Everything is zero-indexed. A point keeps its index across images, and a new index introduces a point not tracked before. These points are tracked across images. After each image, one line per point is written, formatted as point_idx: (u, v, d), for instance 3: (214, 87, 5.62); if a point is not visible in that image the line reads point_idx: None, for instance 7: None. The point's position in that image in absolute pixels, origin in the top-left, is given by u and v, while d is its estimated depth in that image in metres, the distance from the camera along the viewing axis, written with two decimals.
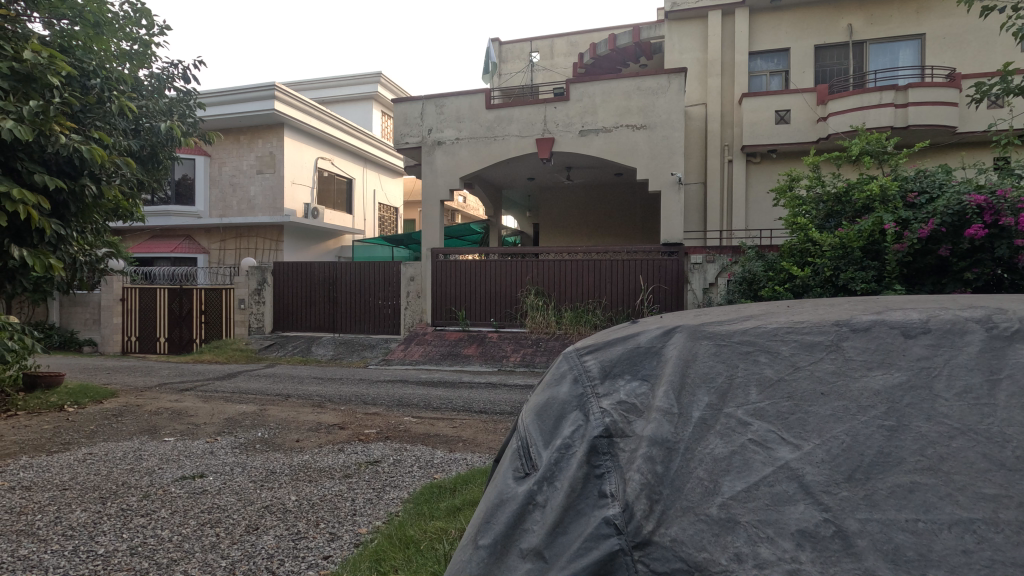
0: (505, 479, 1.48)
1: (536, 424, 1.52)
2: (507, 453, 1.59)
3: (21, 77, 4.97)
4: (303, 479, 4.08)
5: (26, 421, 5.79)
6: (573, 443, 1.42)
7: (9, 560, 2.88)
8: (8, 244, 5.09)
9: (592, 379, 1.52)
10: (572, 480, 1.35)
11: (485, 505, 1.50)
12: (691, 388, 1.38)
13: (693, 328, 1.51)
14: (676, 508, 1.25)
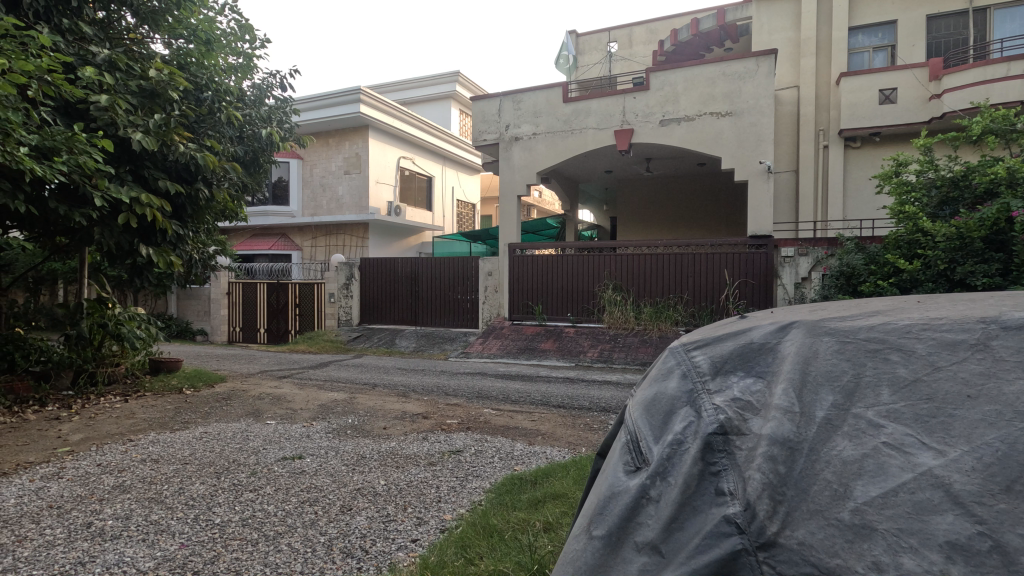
0: (615, 473, 1.47)
1: (645, 419, 1.50)
2: (614, 449, 1.58)
3: (147, 94, 5.52)
4: (391, 465, 4.27)
5: (152, 401, 6.50)
6: (685, 439, 1.39)
7: (143, 524, 3.25)
8: (136, 244, 5.73)
9: (702, 375, 1.50)
10: (687, 476, 1.33)
11: (596, 498, 1.50)
12: (813, 386, 1.33)
13: (811, 324, 1.46)
14: (802, 510, 1.19)
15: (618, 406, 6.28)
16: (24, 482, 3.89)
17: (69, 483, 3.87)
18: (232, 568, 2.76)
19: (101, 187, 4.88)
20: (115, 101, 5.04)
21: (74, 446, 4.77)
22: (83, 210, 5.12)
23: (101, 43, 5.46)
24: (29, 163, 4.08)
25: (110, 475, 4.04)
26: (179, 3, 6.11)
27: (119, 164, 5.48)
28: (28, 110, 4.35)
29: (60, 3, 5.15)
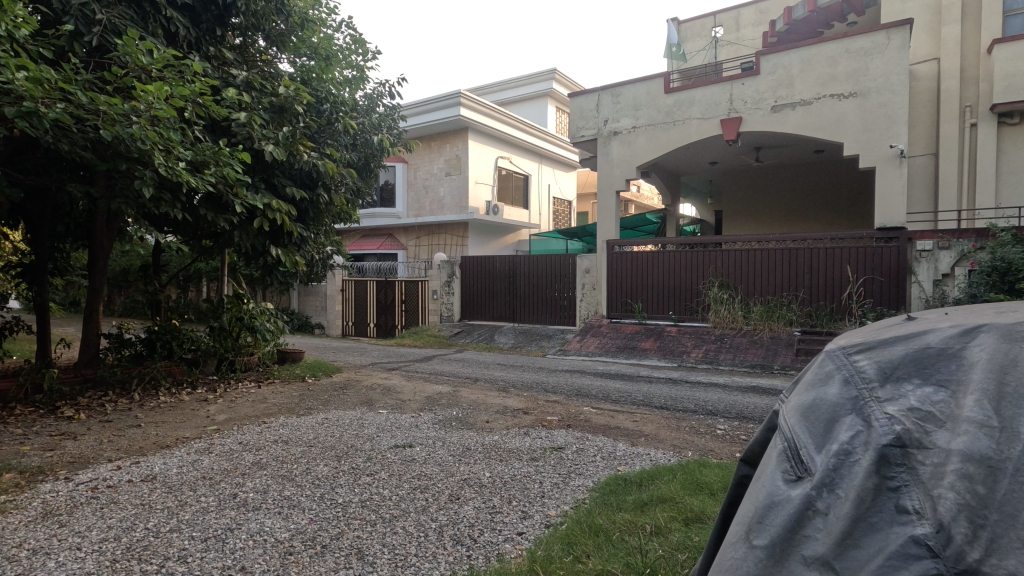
0: (772, 480, 1.36)
1: (803, 426, 1.39)
2: (765, 456, 1.47)
3: (277, 109, 6.09)
4: (495, 458, 4.39)
5: (281, 388, 7.18)
6: (854, 449, 1.27)
7: (279, 498, 3.61)
8: (268, 246, 6.38)
9: (869, 382, 1.36)
10: (861, 490, 1.21)
11: (749, 506, 1.38)
12: (1015, 401, 1.19)
13: (1006, 330, 1.30)
14: (1010, 538, 1.08)
15: (727, 410, 5.97)
16: (182, 454, 4.46)
17: (217, 458, 4.38)
18: (355, 545, 2.98)
19: (240, 196, 5.46)
20: (252, 118, 5.63)
21: (219, 424, 5.40)
22: (226, 216, 5.76)
23: (240, 66, 6.10)
24: (186, 175, 4.68)
25: (250, 453, 4.51)
26: (302, 24, 6.71)
27: (254, 174, 6.08)
28: (185, 129, 4.97)
29: (208, 34, 5.82)
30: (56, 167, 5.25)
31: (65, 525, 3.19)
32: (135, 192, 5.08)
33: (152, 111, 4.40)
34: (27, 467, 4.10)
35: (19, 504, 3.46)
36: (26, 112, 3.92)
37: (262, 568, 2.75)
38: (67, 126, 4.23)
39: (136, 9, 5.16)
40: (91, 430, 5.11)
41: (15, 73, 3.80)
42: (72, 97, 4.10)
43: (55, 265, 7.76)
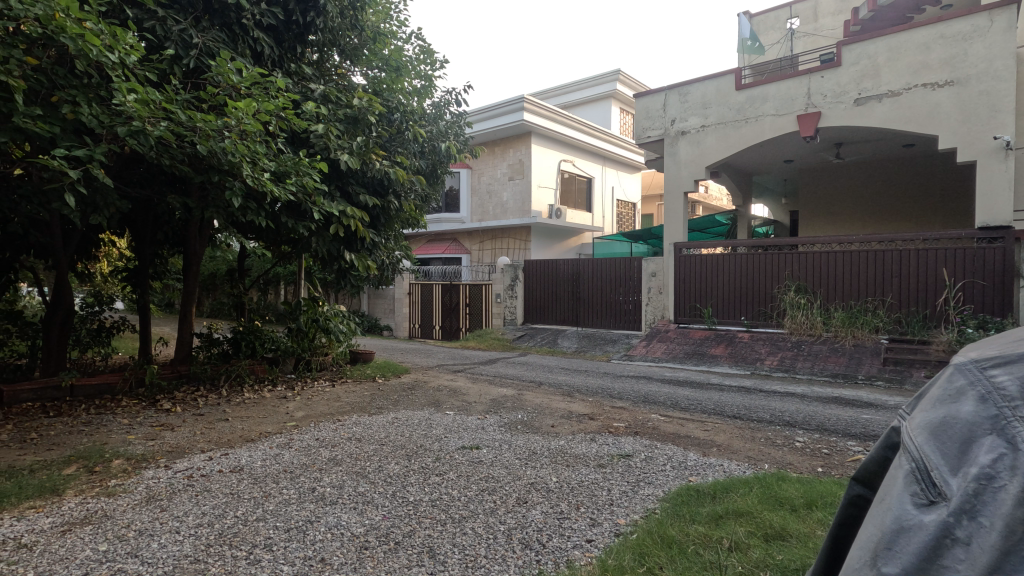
0: (898, 505, 1.11)
1: (933, 445, 1.12)
2: (887, 479, 1.21)
3: (351, 120, 6.36)
4: (562, 463, 4.36)
5: (353, 387, 7.47)
6: (999, 473, 0.99)
7: (354, 493, 3.75)
8: (342, 251, 6.71)
9: (1014, 395, 1.06)
10: (1011, 520, 0.94)
11: (870, 535, 1.14)
12: None
13: None
14: None
15: (806, 422, 5.64)
16: (266, 448, 4.74)
17: (297, 452, 4.62)
18: (427, 543, 3.04)
19: (318, 204, 5.74)
20: (329, 129, 5.92)
21: (298, 421, 5.70)
22: (305, 223, 6.06)
23: (317, 80, 6.42)
24: (270, 185, 4.98)
25: (326, 449, 4.72)
26: (373, 38, 6.99)
27: (330, 183, 6.39)
28: (269, 142, 5.28)
29: (289, 51, 6.16)
30: (157, 180, 5.73)
31: (166, 509, 3.46)
32: (225, 201, 5.46)
33: (242, 126, 4.72)
34: (133, 455, 4.49)
35: (127, 488, 3.79)
36: (136, 131, 4.31)
37: (340, 560, 2.86)
38: (169, 143, 4.60)
39: (228, 32, 5.56)
40: (186, 422, 5.53)
41: (126, 95, 4.19)
42: (173, 116, 4.45)
43: (157, 270, 8.48)
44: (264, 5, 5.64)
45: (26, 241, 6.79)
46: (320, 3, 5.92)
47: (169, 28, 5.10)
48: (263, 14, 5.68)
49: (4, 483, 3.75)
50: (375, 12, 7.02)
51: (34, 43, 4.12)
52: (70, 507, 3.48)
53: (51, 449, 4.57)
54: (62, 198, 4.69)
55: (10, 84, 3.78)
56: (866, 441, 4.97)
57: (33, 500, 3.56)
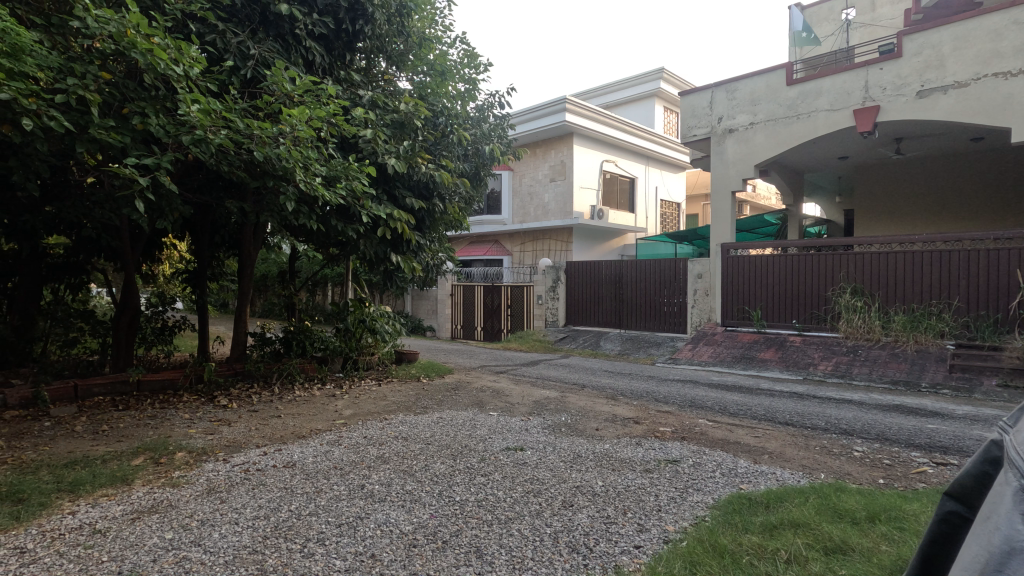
0: (1009, 523, 1.02)
1: None
2: (994, 498, 1.12)
3: (398, 124, 6.50)
4: (608, 467, 4.31)
5: (398, 387, 7.61)
6: None
7: (402, 491, 3.82)
8: (389, 253, 6.85)
9: None
10: None
11: (977, 557, 1.06)
12: None
13: None
14: None
15: (864, 430, 5.39)
16: (317, 445, 4.88)
17: (346, 449, 4.74)
18: (474, 543, 3.07)
19: (366, 207, 5.89)
20: (377, 134, 6.07)
21: (347, 419, 5.84)
22: (354, 226, 6.23)
23: (365, 86, 6.58)
24: (322, 190, 5.13)
25: (374, 447, 4.82)
26: (419, 43, 7.10)
27: (379, 187, 6.55)
28: (321, 147, 5.45)
29: (338, 59, 6.33)
30: (216, 186, 6.00)
31: (225, 501, 3.61)
32: (279, 206, 5.67)
33: (295, 133, 4.90)
34: (194, 448, 4.70)
35: (190, 479, 3.98)
36: (198, 139, 4.54)
37: (390, 557, 2.91)
38: (227, 150, 4.81)
39: (282, 42, 5.77)
40: (241, 418, 5.75)
41: (190, 105, 4.41)
42: (232, 124, 4.66)
43: (214, 272, 8.87)
44: (315, 15, 5.82)
45: (98, 244, 7.23)
46: (368, 11, 6.06)
47: (228, 40, 5.34)
48: (315, 24, 5.87)
49: (80, 471, 4.01)
50: (421, 18, 7.14)
51: (107, 58, 4.40)
52: (138, 496, 3.67)
53: (120, 441, 4.83)
54: (132, 204, 4.98)
55: (87, 98, 4.06)
56: (932, 452, 4.70)
57: (106, 488, 3.78)
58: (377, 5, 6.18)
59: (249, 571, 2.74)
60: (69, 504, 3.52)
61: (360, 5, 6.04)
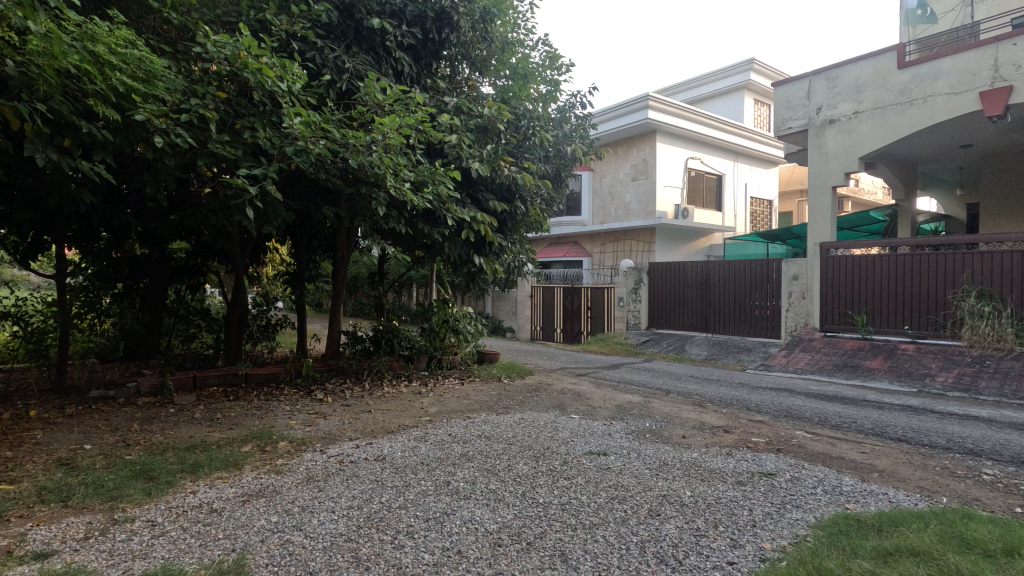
0: None
1: None
2: None
3: (482, 129, 6.63)
4: (697, 477, 4.13)
5: (480, 387, 7.73)
6: None
7: (486, 490, 3.86)
8: (473, 255, 7.00)
9: None
10: None
11: None
12: None
13: None
14: None
15: (994, 451, 4.79)
16: (404, 440, 5.06)
17: (432, 446, 4.87)
18: (558, 547, 3.04)
19: (451, 211, 6.04)
20: (462, 139, 6.21)
21: (432, 416, 6.02)
22: (440, 229, 6.41)
23: (451, 93, 6.76)
24: (411, 195, 5.32)
25: (458, 445, 4.93)
26: (503, 47, 7.19)
27: (463, 191, 6.72)
28: (410, 154, 5.67)
29: (425, 68, 6.56)
30: (315, 194, 6.41)
31: (323, 489, 3.83)
32: (370, 211, 5.95)
33: (387, 140, 5.12)
34: (294, 438, 5.04)
35: (292, 467, 4.27)
36: (300, 150, 4.87)
37: (476, 554, 2.95)
38: (326, 159, 5.13)
39: (374, 54, 6.07)
40: (335, 411, 6.09)
41: (293, 118, 4.75)
42: (330, 135, 4.95)
43: (311, 274, 9.48)
44: (404, 27, 6.08)
45: (213, 249, 7.95)
46: (453, 19, 6.22)
47: (326, 56, 5.69)
48: (404, 35, 6.12)
49: (199, 454, 4.42)
50: (504, 23, 7.22)
51: (223, 79, 4.83)
52: (248, 480, 3.99)
53: (232, 428, 5.28)
54: (242, 212, 5.43)
55: (207, 116, 4.50)
56: None
57: (221, 471, 4.14)
58: (462, 13, 6.33)
59: (345, 558, 2.89)
60: (191, 483, 3.90)
61: (446, 14, 6.23)
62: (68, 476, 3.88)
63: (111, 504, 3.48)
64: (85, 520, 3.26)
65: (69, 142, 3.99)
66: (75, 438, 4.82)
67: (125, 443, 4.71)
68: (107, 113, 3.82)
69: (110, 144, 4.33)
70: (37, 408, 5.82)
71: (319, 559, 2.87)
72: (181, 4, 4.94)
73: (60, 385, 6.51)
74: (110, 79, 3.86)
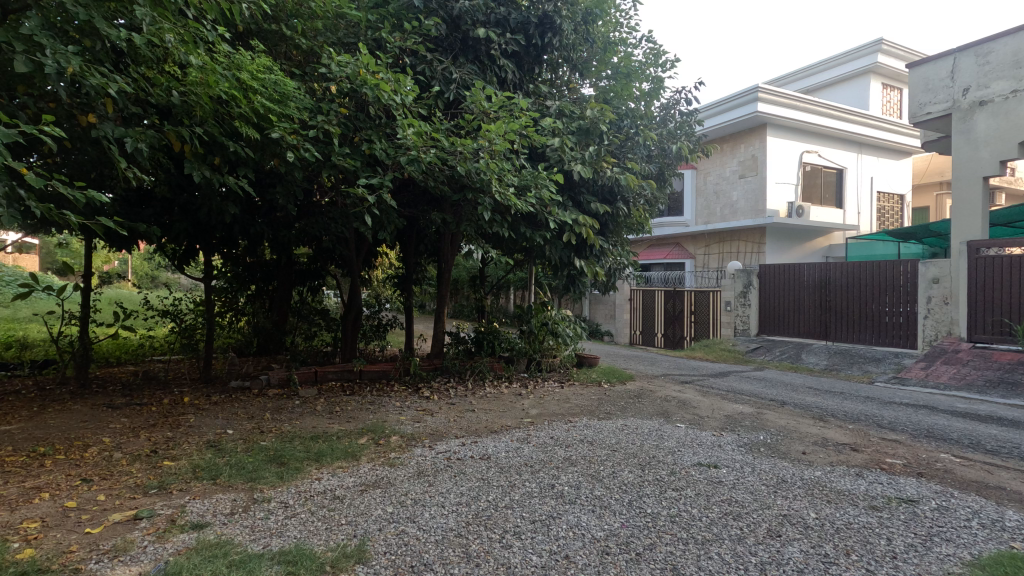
0: None
1: None
2: None
3: (584, 130, 6.61)
4: (822, 497, 3.79)
5: (580, 391, 7.67)
6: None
7: (591, 496, 3.82)
8: (574, 258, 6.98)
9: None
10: None
11: None
12: None
13: None
14: None
15: None
16: (507, 440, 5.14)
17: (536, 448, 4.91)
18: (669, 560, 2.93)
19: (553, 214, 6.06)
20: (564, 142, 6.22)
21: (534, 418, 6.07)
22: (542, 232, 6.45)
23: (553, 97, 6.79)
24: (514, 199, 5.41)
25: (561, 448, 4.92)
26: (605, 47, 7.08)
27: (565, 194, 6.73)
28: (514, 159, 5.78)
29: (528, 74, 6.65)
30: (423, 200, 6.73)
31: (432, 484, 3.99)
32: (475, 216, 6.12)
33: (492, 147, 5.25)
34: (405, 433, 5.30)
35: (404, 461, 4.50)
36: (412, 159, 5.13)
37: (584, 561, 2.92)
38: (435, 168, 5.37)
39: (479, 64, 6.27)
40: (441, 409, 6.33)
41: (407, 130, 5.01)
42: (439, 143, 5.16)
43: (417, 277, 9.95)
44: (509, 34, 6.22)
45: (332, 254, 8.60)
46: (557, 23, 6.25)
47: (435, 69, 5.97)
48: (508, 43, 6.27)
49: (322, 444, 4.80)
50: (605, 23, 7.12)
51: (344, 96, 5.21)
52: (365, 471, 4.26)
53: (349, 421, 5.66)
54: (360, 219, 5.82)
55: (332, 131, 4.90)
56: None
57: (342, 461, 4.46)
58: (565, 16, 6.33)
59: (457, 553, 2.97)
60: (316, 470, 4.23)
61: (550, 18, 6.28)
62: (216, 457, 4.36)
63: (251, 484, 3.87)
64: (231, 497, 3.65)
65: (218, 161, 4.52)
66: (220, 423, 5.42)
67: (261, 429, 5.23)
68: (251, 133, 4.28)
69: (251, 160, 4.84)
70: (189, 395, 6.62)
71: (432, 552, 2.98)
72: (309, 30, 5.42)
73: (207, 375, 7.36)
74: (252, 102, 4.31)
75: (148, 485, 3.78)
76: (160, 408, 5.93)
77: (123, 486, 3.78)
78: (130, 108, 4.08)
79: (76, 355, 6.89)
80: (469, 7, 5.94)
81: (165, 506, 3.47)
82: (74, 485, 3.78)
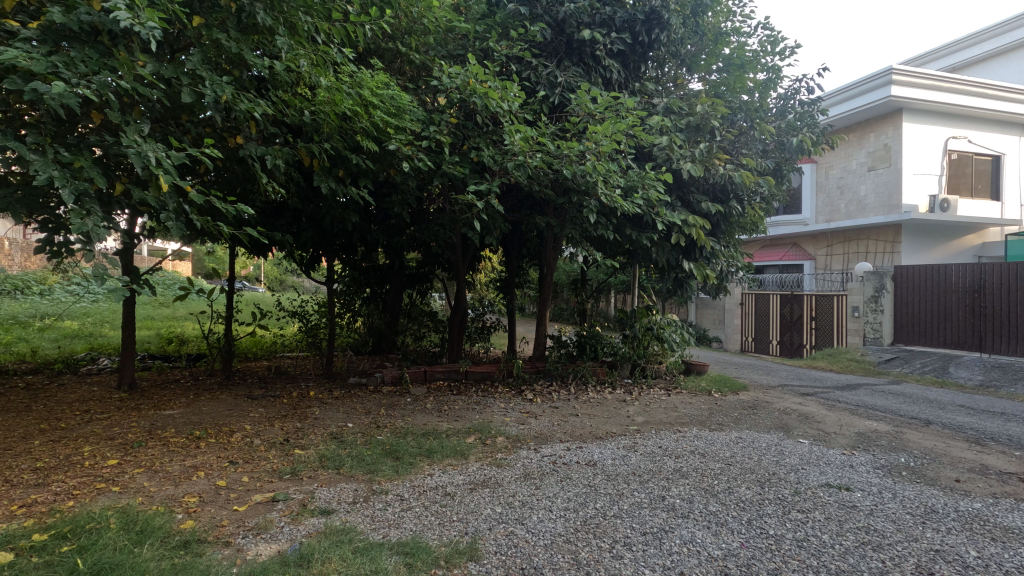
0: None
1: None
2: None
3: (694, 127, 6.35)
4: (984, 533, 3.29)
5: (689, 399, 7.32)
6: None
7: (706, 511, 3.62)
8: (683, 260, 6.71)
9: None
10: None
11: None
12: None
13: None
14: None
15: None
16: (614, 447, 5.03)
17: (643, 457, 4.75)
18: None
19: (661, 214, 5.85)
20: (672, 140, 5.99)
21: (640, 425, 5.88)
22: (648, 234, 6.25)
23: (660, 94, 6.57)
24: (621, 201, 5.29)
25: (670, 459, 4.71)
26: (716, 38, 6.74)
27: (673, 194, 6.50)
28: (621, 160, 5.66)
29: (634, 72, 6.50)
30: (527, 204, 6.79)
31: (539, 487, 4.00)
32: (580, 219, 6.06)
33: (599, 148, 5.19)
34: (510, 435, 5.37)
35: (510, 462, 4.56)
36: (519, 164, 5.19)
37: None
38: (541, 171, 5.40)
39: (584, 65, 6.23)
40: (545, 412, 6.35)
41: (513, 135, 5.09)
42: (545, 148, 5.20)
43: (520, 280, 10.09)
44: (614, 33, 6.13)
45: (439, 257, 8.97)
46: (665, 18, 6.03)
47: (540, 74, 6.04)
48: (614, 42, 6.18)
49: (433, 441, 4.99)
50: (715, 13, 6.78)
51: (453, 106, 5.42)
52: (473, 469, 4.37)
53: (457, 420, 5.86)
54: (468, 224, 6.00)
55: (443, 141, 5.11)
56: None
57: (452, 459, 4.60)
58: (674, 10, 6.10)
59: (567, 559, 2.95)
60: (428, 465, 4.42)
61: (657, 13, 6.09)
62: (339, 448, 4.70)
63: (370, 475, 4.12)
64: (353, 487, 3.91)
65: (342, 173, 4.90)
66: (341, 417, 5.84)
67: (378, 424, 5.56)
68: (371, 145, 4.58)
69: (370, 171, 5.17)
70: (314, 390, 7.21)
71: (542, 556, 2.98)
72: (422, 45, 5.71)
73: (328, 372, 7.96)
74: (372, 117, 4.61)
75: (282, 471, 4.15)
76: (291, 400, 6.52)
77: (262, 470, 4.18)
78: (270, 128, 4.52)
79: (221, 350, 7.74)
80: (575, 10, 5.91)
81: (297, 491, 3.79)
82: (223, 466, 4.25)
